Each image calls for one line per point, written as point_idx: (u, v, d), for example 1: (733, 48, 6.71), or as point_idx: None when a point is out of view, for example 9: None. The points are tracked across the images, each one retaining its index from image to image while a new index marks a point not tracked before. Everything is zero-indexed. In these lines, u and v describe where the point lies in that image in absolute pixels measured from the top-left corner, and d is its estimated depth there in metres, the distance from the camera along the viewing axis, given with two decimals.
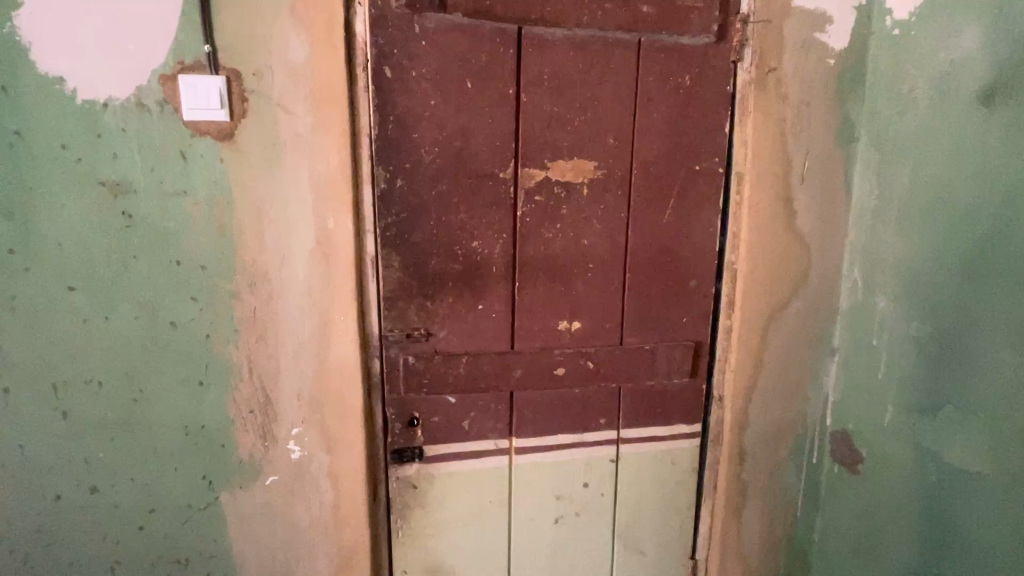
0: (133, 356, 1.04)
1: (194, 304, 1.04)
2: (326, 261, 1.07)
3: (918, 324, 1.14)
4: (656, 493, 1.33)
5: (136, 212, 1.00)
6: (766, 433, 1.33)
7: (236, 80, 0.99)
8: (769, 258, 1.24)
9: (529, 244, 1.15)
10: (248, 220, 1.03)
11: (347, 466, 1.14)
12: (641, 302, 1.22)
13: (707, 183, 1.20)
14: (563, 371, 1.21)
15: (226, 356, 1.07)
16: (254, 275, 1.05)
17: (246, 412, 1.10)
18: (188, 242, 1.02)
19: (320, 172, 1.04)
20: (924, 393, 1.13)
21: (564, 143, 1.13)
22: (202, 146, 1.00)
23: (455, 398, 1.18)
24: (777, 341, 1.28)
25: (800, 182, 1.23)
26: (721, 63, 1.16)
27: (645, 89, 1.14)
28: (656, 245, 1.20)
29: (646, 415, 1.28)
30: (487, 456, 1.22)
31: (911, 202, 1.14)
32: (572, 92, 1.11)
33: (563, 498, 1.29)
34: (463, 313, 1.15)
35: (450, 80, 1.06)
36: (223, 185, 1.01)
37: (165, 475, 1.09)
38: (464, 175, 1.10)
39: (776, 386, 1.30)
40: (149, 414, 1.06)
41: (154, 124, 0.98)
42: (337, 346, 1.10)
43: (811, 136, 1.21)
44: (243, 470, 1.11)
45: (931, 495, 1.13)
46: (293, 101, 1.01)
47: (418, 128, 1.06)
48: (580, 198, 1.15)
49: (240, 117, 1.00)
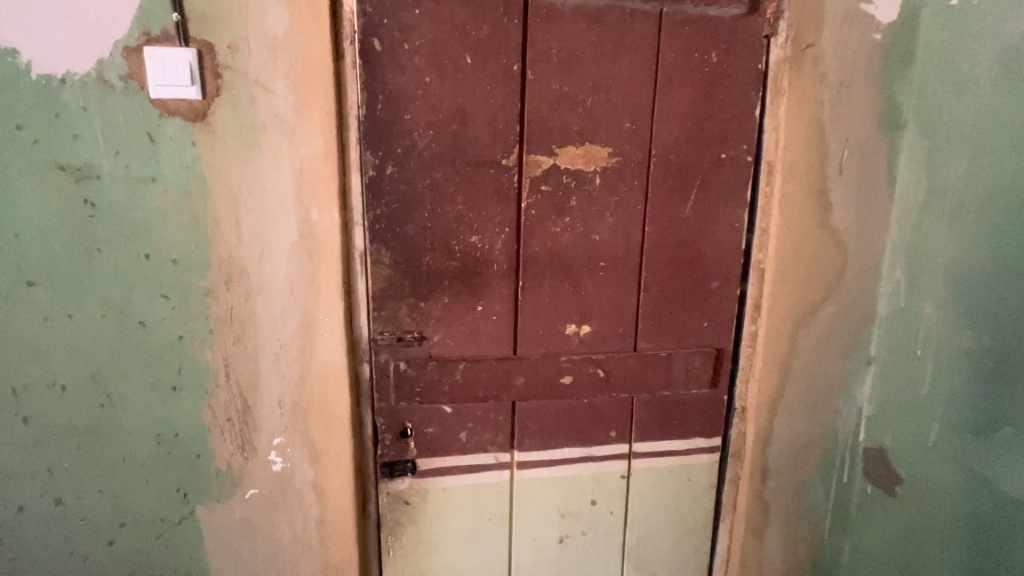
0: (99, 359, 0.95)
1: (165, 302, 0.95)
2: (310, 256, 0.97)
3: (972, 334, 1.00)
4: (670, 510, 1.23)
5: (100, 199, 0.90)
6: (792, 449, 1.21)
7: (209, 54, 0.88)
8: (799, 256, 1.12)
9: (534, 240, 1.04)
10: (223, 210, 0.93)
11: (333, 478, 1.05)
12: (656, 304, 1.11)
13: (733, 173, 1.09)
14: (570, 379, 1.10)
15: (200, 358, 0.98)
16: (230, 271, 0.96)
17: (224, 420, 1.01)
18: (158, 233, 0.93)
19: (303, 157, 0.93)
20: (977, 412, 1.00)
21: (575, 126, 1.01)
22: (172, 127, 0.90)
23: (452, 408, 1.08)
24: (807, 349, 1.16)
25: (837, 173, 1.10)
26: (752, 39, 1.04)
27: (666, 67, 1.02)
28: (675, 241, 1.09)
29: (661, 428, 1.17)
30: (486, 471, 1.12)
31: (969, 195, 1.00)
32: (584, 69, 0.99)
33: (568, 516, 1.18)
34: (460, 314, 1.05)
35: (447, 55, 0.95)
36: (195, 171, 0.92)
37: (136, 486, 1.00)
38: (462, 162, 0.99)
39: (804, 398, 1.19)
40: (118, 420, 0.98)
41: (119, 103, 0.88)
42: (322, 350, 1.00)
43: (850, 121, 1.08)
44: (221, 482, 1.03)
45: (979, 527, 1.00)
46: (271, 77, 0.90)
47: (411, 108, 0.96)
48: (592, 189, 1.04)
49: (213, 95, 0.90)
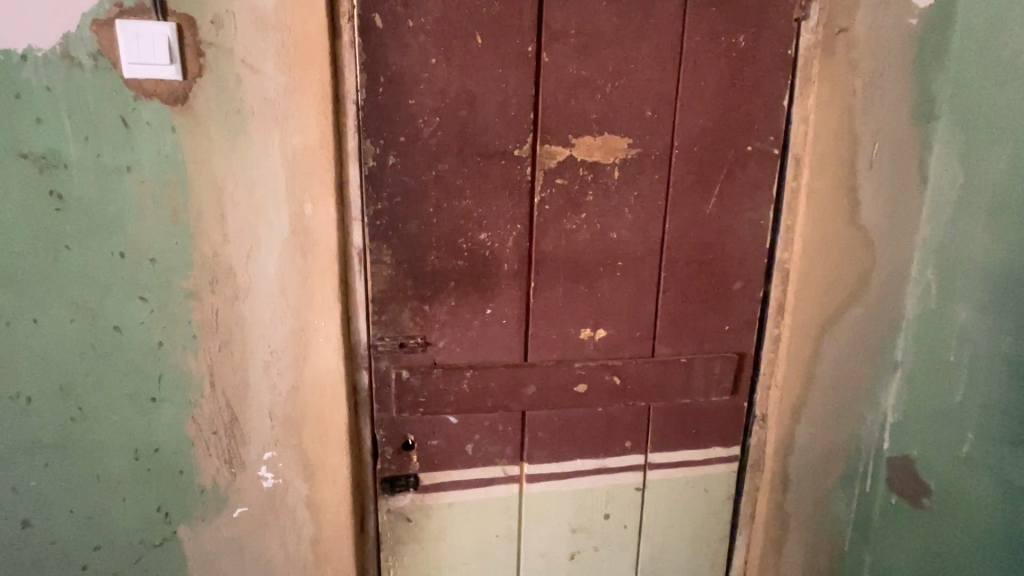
0: (69, 368, 0.86)
1: (143, 305, 0.86)
2: (302, 255, 0.88)
3: (1012, 341, 0.93)
4: (686, 522, 1.17)
5: (68, 191, 0.81)
6: (814, 459, 1.15)
7: (189, 29, 0.79)
8: (826, 256, 1.06)
9: (548, 238, 0.96)
10: (208, 203, 0.84)
11: (330, 495, 0.97)
12: (676, 307, 1.04)
13: (759, 167, 1.02)
14: (585, 387, 1.03)
15: (183, 366, 0.89)
16: (216, 271, 0.87)
17: (209, 433, 0.92)
18: (134, 229, 0.84)
19: (295, 146, 0.84)
20: (1016, 423, 0.93)
21: (593, 114, 0.93)
22: (149, 111, 0.81)
23: (457, 418, 1.00)
24: (832, 354, 1.10)
25: (867, 167, 1.03)
26: (781, 22, 0.97)
27: (691, 51, 0.94)
28: (698, 240, 1.02)
29: (678, 438, 1.11)
30: (494, 485, 1.05)
31: (1011, 189, 0.91)
32: (603, 52, 0.91)
33: (579, 531, 1.12)
34: (467, 318, 0.97)
35: (455, 35, 0.87)
36: (175, 160, 0.83)
37: (112, 506, 0.92)
38: (470, 153, 0.91)
39: (828, 405, 1.13)
40: (91, 435, 0.89)
41: (88, 82, 0.79)
42: (316, 357, 0.92)
43: (882, 112, 1.01)
44: (205, 500, 0.94)
45: (1015, 543, 0.94)
46: (259, 56, 0.81)
47: (416, 93, 0.88)
48: (610, 182, 0.96)
49: (196, 76, 0.81)
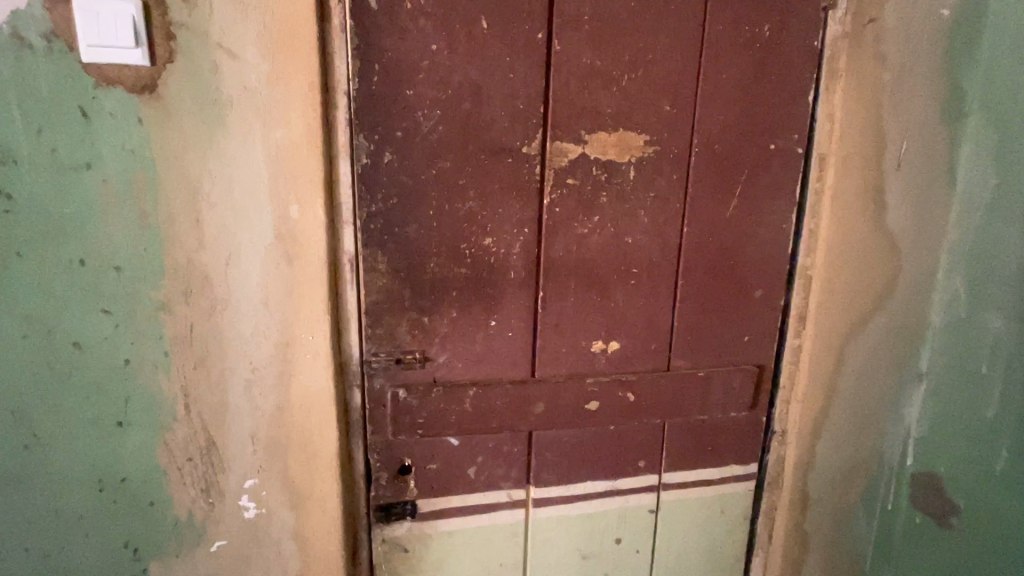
0: (22, 391, 0.76)
1: (106, 319, 0.77)
2: (287, 262, 0.79)
3: None
4: (701, 545, 1.10)
5: (18, 191, 0.71)
6: (837, 477, 1.08)
7: (158, 8, 0.70)
8: (851, 262, 0.98)
9: (558, 242, 0.88)
10: (180, 205, 0.75)
11: (318, 527, 0.88)
12: (694, 317, 0.96)
13: (782, 167, 0.95)
14: (596, 405, 0.95)
15: (152, 387, 0.80)
16: (190, 281, 0.78)
17: (183, 460, 0.83)
18: (96, 234, 0.74)
19: (279, 141, 0.75)
20: None
21: (608, 109, 0.86)
22: (113, 100, 0.72)
23: (458, 439, 0.92)
24: (857, 367, 1.02)
25: (896, 166, 0.94)
26: (808, 11, 0.90)
27: (712, 42, 0.87)
28: (717, 245, 0.94)
29: (694, 457, 1.04)
30: (498, 511, 0.97)
31: None
32: (619, 41, 0.84)
33: (589, 557, 1.04)
34: (470, 331, 0.89)
35: (457, 19, 0.79)
36: (142, 157, 0.73)
37: (73, 543, 0.82)
38: (474, 150, 0.83)
39: (850, 421, 1.05)
40: (48, 465, 0.79)
41: (41, 66, 0.69)
42: (303, 374, 0.83)
43: (913, 107, 0.92)
44: (179, 534, 0.85)
45: None
46: (238, 40, 0.72)
47: (414, 83, 0.80)
48: (625, 183, 0.89)
49: (166, 61, 0.72)
